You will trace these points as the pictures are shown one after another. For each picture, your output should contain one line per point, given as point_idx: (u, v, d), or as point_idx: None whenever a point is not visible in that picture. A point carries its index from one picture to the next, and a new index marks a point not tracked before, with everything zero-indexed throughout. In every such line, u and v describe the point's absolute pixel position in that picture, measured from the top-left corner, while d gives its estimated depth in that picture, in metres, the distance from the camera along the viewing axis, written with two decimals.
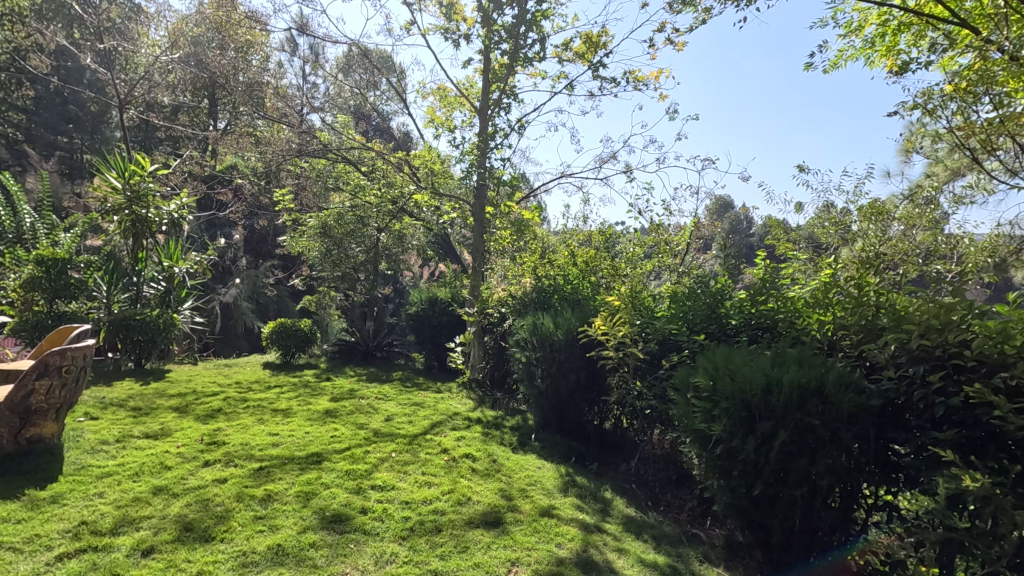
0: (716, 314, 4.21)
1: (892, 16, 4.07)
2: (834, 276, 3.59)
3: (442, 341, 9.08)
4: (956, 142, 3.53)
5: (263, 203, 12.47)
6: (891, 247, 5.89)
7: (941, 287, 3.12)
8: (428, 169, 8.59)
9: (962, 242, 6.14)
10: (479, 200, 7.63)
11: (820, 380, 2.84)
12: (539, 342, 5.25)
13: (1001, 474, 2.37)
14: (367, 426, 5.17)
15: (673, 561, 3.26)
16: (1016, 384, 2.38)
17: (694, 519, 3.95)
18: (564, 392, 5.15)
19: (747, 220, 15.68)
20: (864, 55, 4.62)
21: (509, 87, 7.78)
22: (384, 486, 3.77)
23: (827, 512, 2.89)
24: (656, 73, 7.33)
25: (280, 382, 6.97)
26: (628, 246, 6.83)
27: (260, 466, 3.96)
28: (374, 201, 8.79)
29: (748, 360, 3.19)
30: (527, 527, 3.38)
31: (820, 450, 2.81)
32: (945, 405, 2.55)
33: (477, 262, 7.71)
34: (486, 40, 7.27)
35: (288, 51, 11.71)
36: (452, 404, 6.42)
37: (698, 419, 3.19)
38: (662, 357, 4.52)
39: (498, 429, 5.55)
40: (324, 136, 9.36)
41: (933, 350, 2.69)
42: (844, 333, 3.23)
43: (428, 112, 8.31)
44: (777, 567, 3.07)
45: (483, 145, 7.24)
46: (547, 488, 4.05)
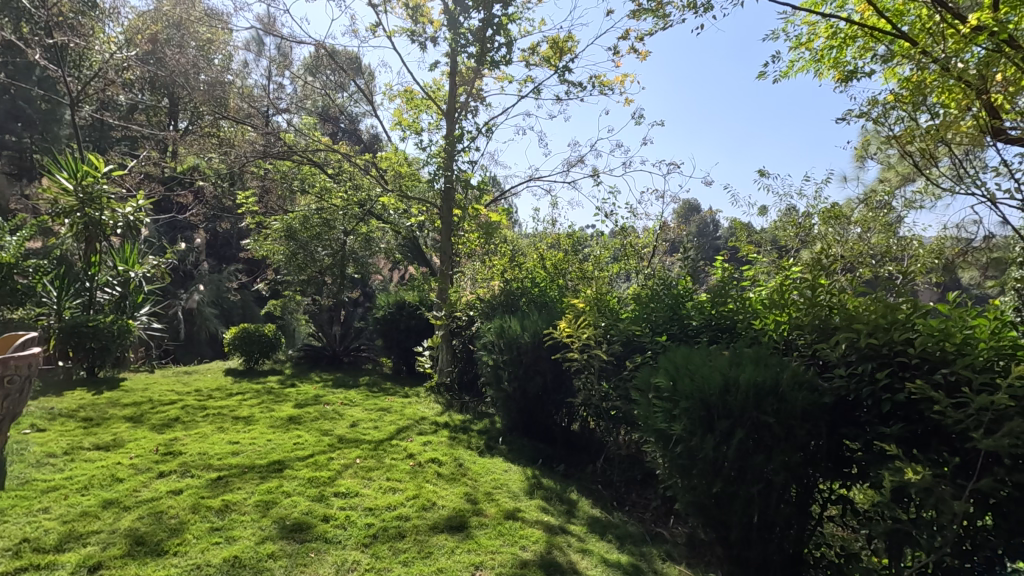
0: (678, 315, 4.30)
1: (838, 27, 4.20)
2: (792, 277, 3.69)
3: (410, 344, 9.01)
4: (901, 151, 3.65)
5: (226, 205, 12.15)
6: (843, 250, 6.10)
7: (889, 287, 3.25)
8: (395, 171, 8.51)
9: (912, 245, 6.38)
10: (447, 203, 7.57)
11: (775, 380, 2.93)
12: (506, 345, 5.25)
13: (942, 466, 2.47)
14: (332, 432, 5.09)
15: (637, 560, 3.29)
16: (956, 380, 2.51)
17: (658, 519, 4.00)
18: (531, 394, 5.16)
19: (714, 224, 15.93)
20: (814, 65, 4.77)
21: (477, 90, 7.77)
22: (347, 493, 3.71)
23: (784, 507, 2.94)
24: (621, 77, 7.42)
25: (242, 389, 6.80)
26: (596, 249, 7.03)
27: (219, 476, 3.85)
28: (341, 203, 8.66)
29: (706, 360, 3.27)
30: (491, 530, 3.37)
31: (776, 447, 2.88)
32: (891, 401, 2.66)
33: (446, 264, 7.67)
34: (452, 44, 7.26)
35: (253, 51, 11.48)
36: (419, 408, 6.37)
37: (660, 419, 3.25)
38: (626, 358, 4.57)
39: (466, 432, 5.53)
40: (288, 138, 9.19)
41: (880, 348, 2.80)
42: (799, 332, 3.33)
43: (395, 113, 8.23)
44: (737, 564, 3.10)
45: (450, 148, 7.20)
46: (512, 491, 4.05)
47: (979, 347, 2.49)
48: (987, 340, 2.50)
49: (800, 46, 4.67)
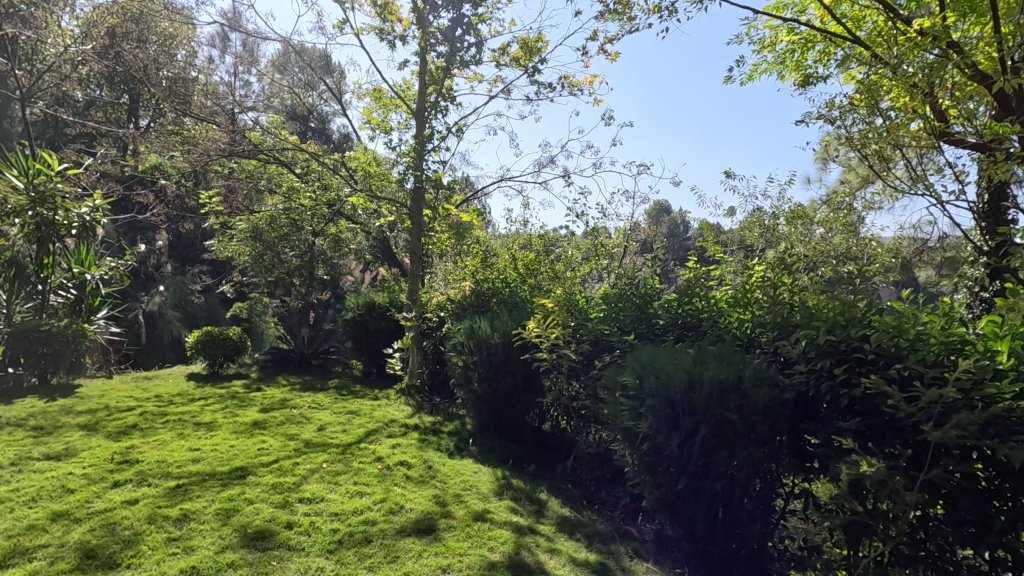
0: (646, 314, 4.37)
1: (798, 32, 4.27)
2: (756, 276, 3.76)
3: (381, 347, 8.89)
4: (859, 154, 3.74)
5: (189, 205, 11.80)
6: (805, 250, 6.26)
7: (847, 286, 3.34)
8: (365, 171, 8.42)
9: (871, 245, 6.58)
10: (417, 203, 7.47)
11: (737, 376, 2.99)
12: (476, 346, 5.24)
13: (895, 458, 2.56)
14: (298, 436, 4.98)
15: (605, 558, 3.30)
16: (908, 375, 2.59)
17: (627, 516, 4.02)
18: (501, 395, 5.15)
19: (685, 225, 16.17)
20: (776, 69, 4.85)
21: (447, 90, 7.69)
22: (312, 498, 3.63)
23: (748, 502, 2.99)
24: (590, 78, 7.46)
25: (205, 394, 6.61)
26: (567, 250, 7.07)
27: (177, 484, 3.73)
28: (309, 204, 8.48)
29: (672, 357, 3.31)
30: (460, 532, 3.34)
31: (739, 443, 2.93)
32: (848, 396, 2.73)
33: (416, 265, 7.59)
34: (421, 42, 7.19)
35: (218, 47, 11.19)
36: (389, 411, 6.29)
37: (626, 417, 3.29)
38: (595, 357, 4.59)
39: (436, 435, 5.48)
40: (254, 136, 8.97)
41: (838, 344, 2.88)
42: (762, 330, 3.42)
43: (364, 113, 8.13)
44: (703, 560, 3.14)
45: (420, 147, 7.12)
46: (482, 493, 4.03)
47: (929, 343, 2.58)
48: (937, 336, 2.59)
49: (762, 50, 4.74)
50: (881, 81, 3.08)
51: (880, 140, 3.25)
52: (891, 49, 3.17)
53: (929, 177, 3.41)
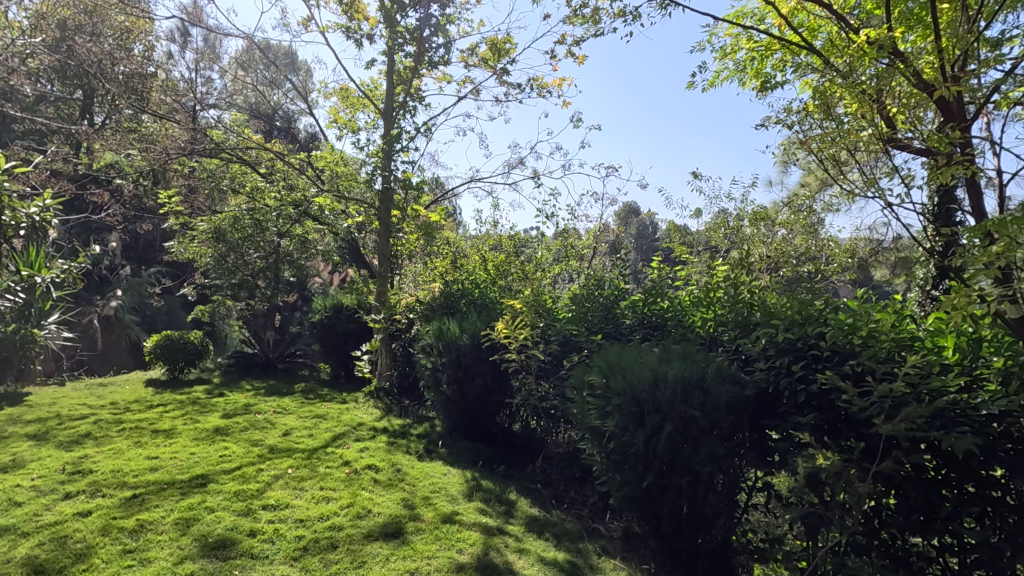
0: (613, 315, 4.45)
1: (759, 40, 4.34)
2: (719, 276, 3.86)
3: (349, 349, 8.76)
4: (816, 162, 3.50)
5: (148, 205, 11.41)
6: (765, 251, 6.46)
7: (804, 285, 3.46)
8: (332, 171, 8.30)
9: (829, 246, 6.81)
10: (385, 204, 7.38)
11: (700, 374, 3.07)
12: (445, 347, 5.21)
13: (850, 451, 2.66)
14: (262, 442, 4.87)
15: (573, 556, 3.33)
16: (861, 371, 2.70)
17: (595, 514, 4.05)
18: (470, 397, 5.15)
19: (653, 226, 16.41)
20: (738, 75, 4.95)
21: (415, 90, 7.62)
22: (277, 505, 3.55)
23: (712, 497, 3.04)
24: (558, 81, 7.52)
25: (164, 400, 6.40)
26: (537, 251, 7.09)
27: (134, 494, 3.60)
28: (274, 203, 8.26)
29: (637, 356, 3.37)
30: (428, 535, 3.32)
31: (702, 439, 2.99)
32: (806, 391, 2.82)
33: (385, 266, 7.51)
34: (389, 42, 7.14)
35: (178, 42, 10.84)
36: (357, 414, 6.20)
37: (594, 416, 3.33)
38: (563, 357, 4.63)
39: (405, 437, 5.43)
40: (215, 135, 8.74)
41: (796, 342, 2.98)
42: (724, 329, 3.52)
43: (330, 112, 7.99)
44: (670, 555, 3.16)
45: (388, 147, 7.03)
46: (451, 495, 4.01)
47: (881, 340, 2.69)
48: (888, 333, 2.71)
49: (724, 56, 4.83)
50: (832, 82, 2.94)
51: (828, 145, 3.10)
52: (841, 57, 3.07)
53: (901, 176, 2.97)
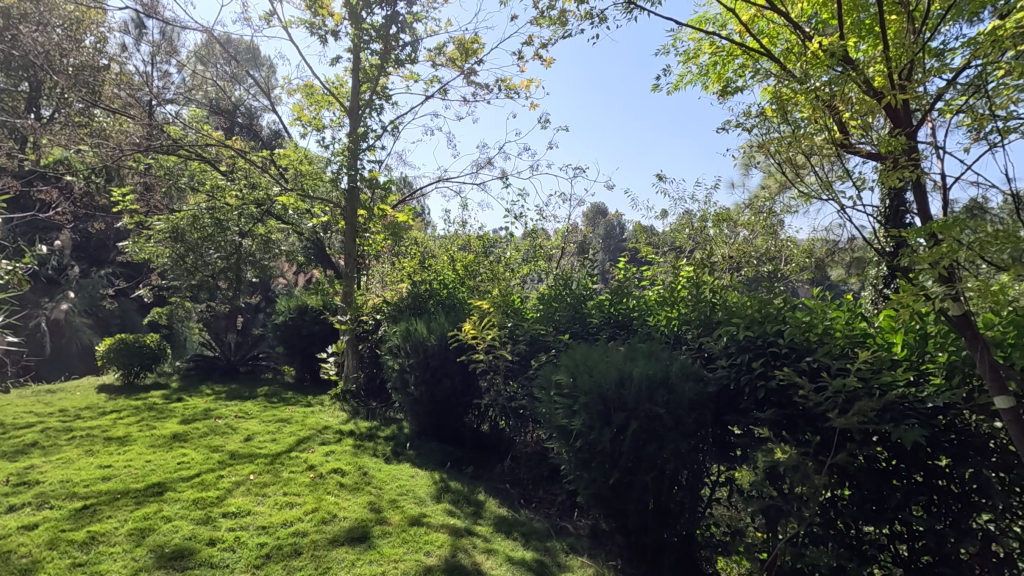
0: (580, 314, 4.49)
1: (720, 46, 4.41)
2: (683, 276, 3.95)
3: (314, 351, 8.60)
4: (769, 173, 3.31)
5: (100, 204, 10.95)
6: (727, 252, 6.63)
7: (763, 285, 3.56)
8: (296, 170, 7.95)
9: (787, 246, 7.04)
10: (351, 204, 7.25)
11: (665, 372, 3.13)
12: (412, 349, 5.16)
13: (807, 444, 2.75)
14: (222, 448, 4.73)
15: (541, 555, 3.34)
16: (817, 367, 2.80)
17: (563, 513, 4.07)
18: (438, 398, 5.12)
19: (620, 227, 16.66)
20: (701, 79, 5.04)
21: (381, 88, 7.54)
22: (237, 513, 3.45)
23: (676, 492, 3.09)
24: (526, 82, 7.55)
25: (119, 406, 6.15)
26: (506, 251, 7.09)
27: (84, 505, 3.45)
28: (236, 202, 7.92)
29: (604, 355, 3.41)
30: (395, 538, 3.28)
31: (666, 436, 3.05)
32: (765, 387, 2.91)
33: (351, 266, 7.39)
34: (355, 39, 7.04)
35: (133, 34, 10.45)
36: (322, 417, 6.08)
37: (561, 415, 3.36)
38: (531, 357, 4.66)
39: (372, 440, 5.36)
40: (173, 131, 8.48)
41: (755, 340, 3.07)
42: (688, 328, 3.60)
43: (294, 109, 7.82)
44: (637, 551, 3.19)
45: (354, 146, 6.92)
46: (419, 497, 3.97)
47: (835, 337, 2.80)
48: (842, 330, 2.82)
49: (688, 60, 4.92)
50: (788, 90, 2.81)
51: (782, 154, 2.95)
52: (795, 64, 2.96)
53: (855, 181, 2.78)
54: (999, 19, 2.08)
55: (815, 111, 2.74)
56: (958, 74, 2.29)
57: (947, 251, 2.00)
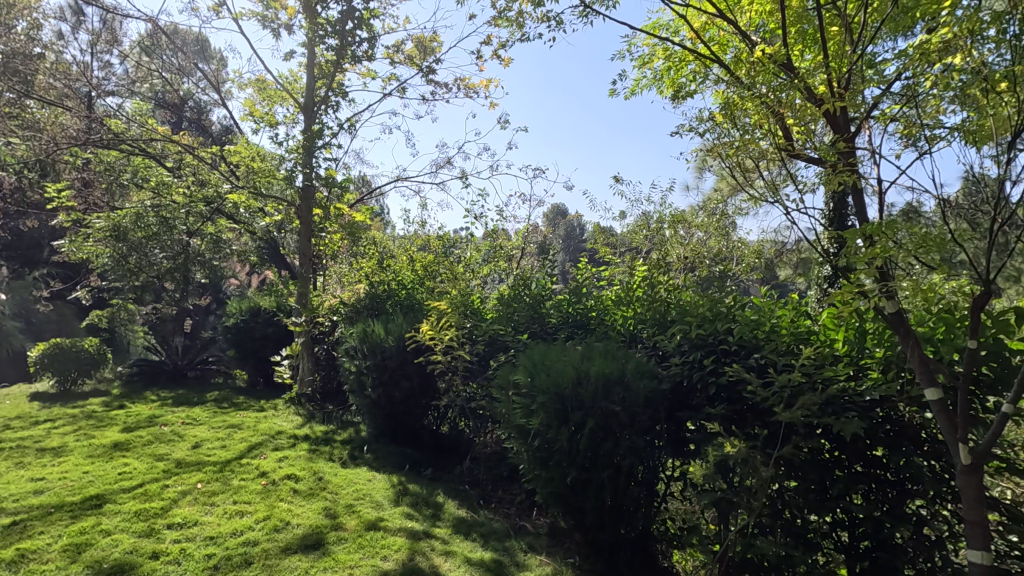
0: (539, 314, 4.53)
1: (673, 51, 4.52)
2: (639, 276, 4.03)
3: (268, 354, 8.34)
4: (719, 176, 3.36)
5: (32, 200, 10.33)
6: (682, 252, 6.82)
7: (715, 284, 3.68)
8: (246, 166, 7.64)
9: (739, 247, 7.28)
10: (306, 202, 7.06)
11: (620, 370, 3.18)
12: (369, 350, 5.09)
13: (756, 438, 2.85)
14: (168, 456, 4.52)
15: (499, 555, 3.34)
16: (764, 364, 2.91)
17: (523, 512, 4.07)
18: (396, 400, 5.06)
19: (580, 228, 16.86)
20: (655, 83, 5.15)
21: (338, 85, 7.40)
22: (183, 523, 3.31)
23: (632, 488, 3.14)
24: (485, 82, 7.55)
25: (53, 415, 5.79)
26: (466, 252, 7.07)
27: (13, 521, 3.23)
28: (183, 200, 7.57)
29: (561, 354, 3.45)
30: (351, 544, 3.21)
31: (622, 432, 3.10)
32: (716, 383, 3.00)
33: (306, 267, 7.21)
34: (309, 34, 6.87)
35: (70, 21, 9.90)
36: (276, 422, 5.91)
37: (519, 415, 3.37)
38: (490, 357, 4.67)
39: (328, 444, 5.24)
40: (113, 123, 8.08)
41: (707, 337, 3.16)
42: (643, 326, 3.69)
43: (245, 104, 7.57)
44: (594, 547, 3.22)
45: (309, 143, 6.74)
46: (376, 501, 3.91)
47: (781, 334, 2.92)
48: (788, 328, 2.93)
49: (643, 65, 5.02)
50: (737, 95, 2.87)
51: (732, 158, 3.01)
52: (742, 71, 3.04)
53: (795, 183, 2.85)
54: (928, 34, 2.20)
55: (762, 116, 2.81)
56: (892, 84, 2.40)
57: (881, 252, 2.09)
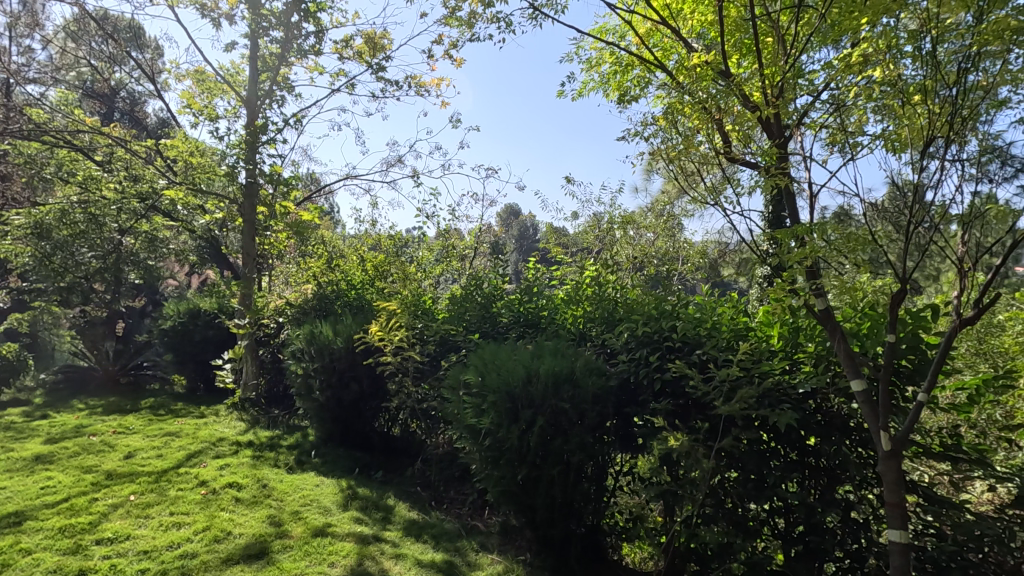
0: (490, 314, 4.55)
1: (620, 56, 4.62)
2: (589, 275, 4.11)
3: (208, 358, 7.99)
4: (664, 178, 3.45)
5: None
6: (631, 253, 6.98)
7: (661, 284, 3.79)
8: (184, 161, 7.34)
9: (685, 247, 7.51)
10: (250, 199, 6.79)
11: (570, 368, 3.24)
12: (317, 352, 4.97)
13: (699, 431, 2.96)
14: (97, 468, 4.26)
15: (451, 556, 3.33)
16: (705, 359, 3.03)
17: (475, 512, 4.06)
18: (346, 402, 4.95)
19: (533, 228, 16.96)
20: (602, 87, 5.24)
21: (283, 79, 7.16)
22: (114, 538, 3.13)
23: (582, 483, 3.19)
24: (436, 80, 7.49)
25: None
26: (418, 251, 6.98)
27: None
28: (112, 196, 7.08)
29: (512, 353, 3.48)
30: (296, 552, 3.12)
31: (571, 430, 3.15)
32: (661, 379, 3.10)
33: (250, 267, 6.95)
34: (252, 25, 6.63)
35: None
36: (217, 429, 5.66)
37: (470, 414, 3.37)
38: (441, 357, 4.65)
39: (273, 450, 5.07)
40: (34, 113, 7.51)
41: (653, 335, 3.26)
42: (592, 325, 3.77)
43: (183, 96, 7.21)
44: (545, 543, 3.24)
45: (252, 138, 6.49)
46: (324, 506, 3.82)
47: (721, 331, 3.05)
48: (727, 325, 3.07)
49: (591, 68, 5.10)
50: (678, 100, 2.97)
51: (674, 162, 3.12)
52: (683, 77, 3.14)
53: (732, 186, 2.98)
54: (851, 48, 2.35)
55: (703, 120, 2.92)
56: (820, 93, 2.55)
57: (810, 252, 2.22)
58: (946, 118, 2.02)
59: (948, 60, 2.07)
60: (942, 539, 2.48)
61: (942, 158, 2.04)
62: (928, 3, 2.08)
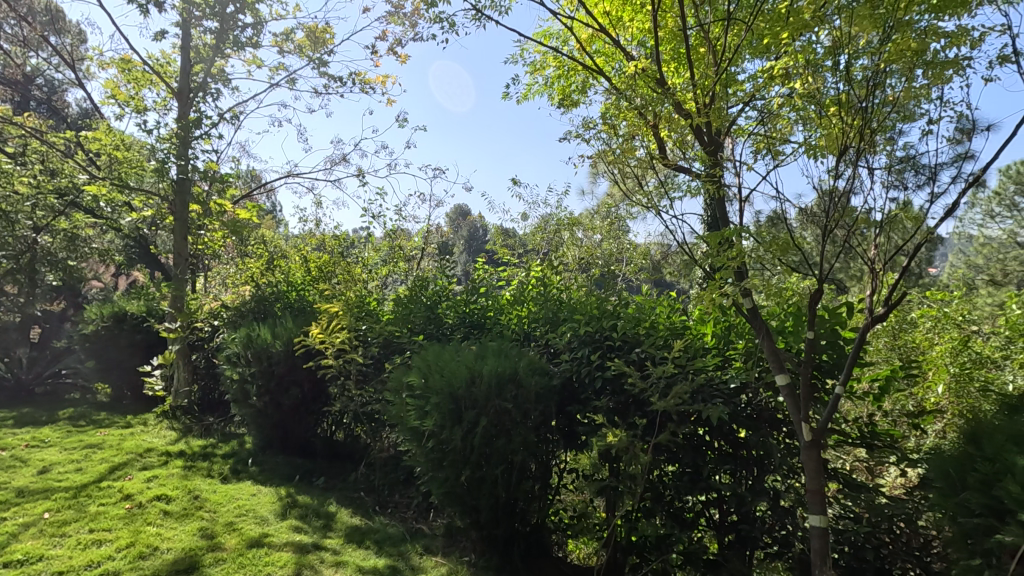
0: (435, 315, 4.51)
1: (564, 60, 4.69)
2: (533, 276, 4.15)
3: (135, 364, 7.51)
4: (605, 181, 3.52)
5: None
6: (577, 254, 7.09)
7: (603, 284, 3.88)
8: (110, 157, 6.87)
9: (629, 247, 7.72)
10: (182, 196, 6.42)
11: (513, 369, 3.25)
12: (254, 356, 4.79)
13: (638, 428, 3.04)
14: (6, 485, 3.94)
15: (394, 560, 3.28)
16: (644, 358, 3.13)
17: (419, 515, 4.01)
18: (285, 407, 4.80)
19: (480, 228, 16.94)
20: (546, 89, 5.31)
21: (218, 71, 6.85)
22: (24, 560, 2.90)
23: (525, 482, 3.22)
24: (382, 77, 7.36)
25: None
26: (363, 251, 6.83)
27: None
28: (26, 190, 6.56)
29: (455, 354, 3.47)
30: (229, 564, 2.99)
31: (514, 429, 3.17)
32: (601, 377, 3.18)
33: (183, 267, 6.60)
34: (184, 13, 6.30)
35: None
36: (145, 439, 5.34)
37: (413, 417, 3.34)
38: (385, 359, 4.59)
39: (207, 459, 4.84)
40: None
41: (594, 334, 3.34)
42: (536, 325, 3.81)
43: (105, 84, 6.76)
44: (489, 543, 3.25)
45: (184, 132, 6.17)
46: (261, 516, 3.68)
47: (658, 330, 3.15)
48: (664, 324, 3.18)
49: (536, 71, 5.15)
50: (617, 105, 3.04)
51: (614, 165, 3.19)
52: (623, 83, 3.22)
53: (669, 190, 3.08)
54: (775, 60, 2.48)
55: (641, 126, 3.00)
56: (747, 103, 2.68)
57: (738, 254, 2.33)
58: (857, 130, 2.17)
59: (860, 75, 2.23)
60: (858, 522, 2.66)
61: (854, 165, 2.21)
62: (842, 21, 2.22)
